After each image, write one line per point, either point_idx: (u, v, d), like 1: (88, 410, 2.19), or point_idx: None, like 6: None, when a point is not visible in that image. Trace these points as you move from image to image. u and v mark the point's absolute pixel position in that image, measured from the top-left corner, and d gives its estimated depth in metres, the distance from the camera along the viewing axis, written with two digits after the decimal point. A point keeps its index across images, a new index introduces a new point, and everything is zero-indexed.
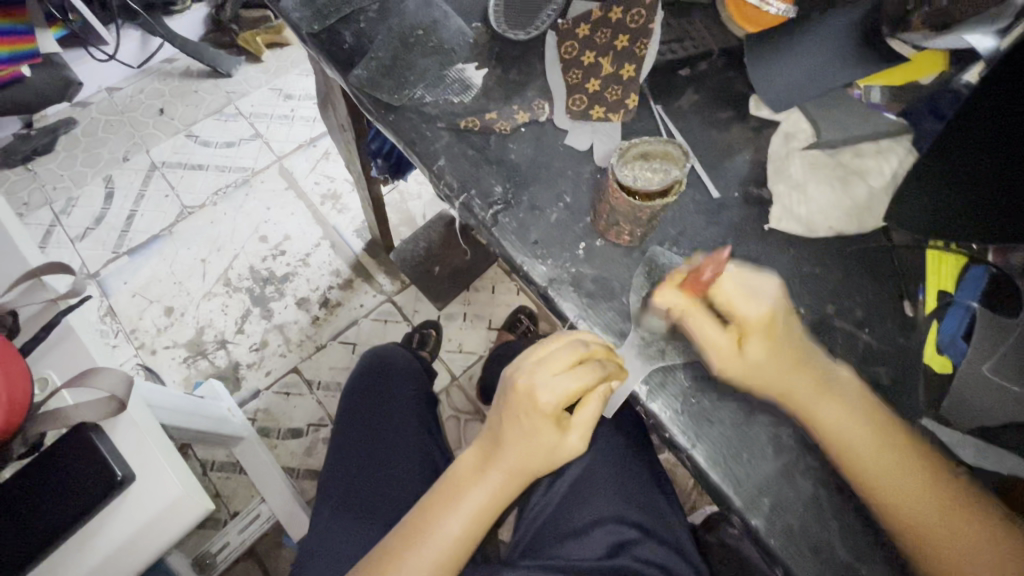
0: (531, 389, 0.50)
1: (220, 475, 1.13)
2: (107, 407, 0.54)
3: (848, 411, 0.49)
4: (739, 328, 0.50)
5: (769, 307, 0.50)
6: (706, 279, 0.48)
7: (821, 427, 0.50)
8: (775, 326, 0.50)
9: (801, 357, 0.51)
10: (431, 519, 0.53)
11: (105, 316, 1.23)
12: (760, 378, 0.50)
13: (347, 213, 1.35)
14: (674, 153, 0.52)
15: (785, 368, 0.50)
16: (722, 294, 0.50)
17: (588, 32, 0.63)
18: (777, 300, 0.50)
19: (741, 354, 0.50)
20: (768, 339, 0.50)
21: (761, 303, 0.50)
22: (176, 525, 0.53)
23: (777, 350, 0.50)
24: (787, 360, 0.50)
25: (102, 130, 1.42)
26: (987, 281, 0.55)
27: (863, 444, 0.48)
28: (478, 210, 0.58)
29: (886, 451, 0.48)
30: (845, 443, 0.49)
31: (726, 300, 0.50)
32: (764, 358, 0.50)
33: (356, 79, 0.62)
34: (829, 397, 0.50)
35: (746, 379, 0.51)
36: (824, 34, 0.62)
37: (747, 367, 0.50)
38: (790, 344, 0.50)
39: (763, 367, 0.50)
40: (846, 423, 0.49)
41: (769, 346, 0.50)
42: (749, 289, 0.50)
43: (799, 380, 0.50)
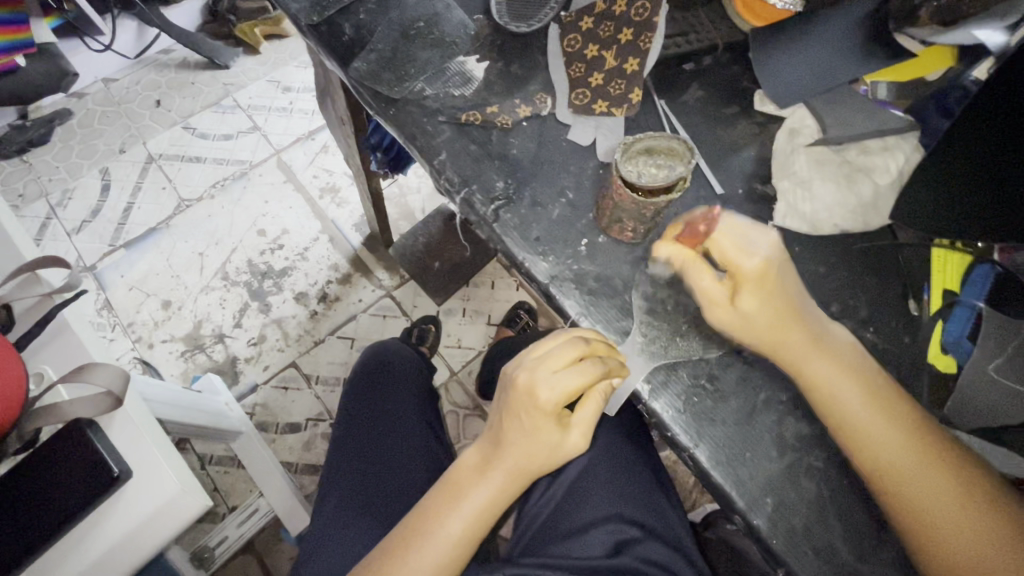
0: (531, 386, 0.50)
1: (218, 470, 1.13)
2: (104, 402, 0.53)
3: (846, 375, 0.49)
4: (734, 282, 0.49)
5: (764, 258, 0.48)
6: (700, 231, 0.50)
7: (818, 389, 0.49)
8: (772, 277, 0.48)
9: (800, 313, 0.49)
10: (432, 519, 0.53)
11: (101, 310, 1.22)
12: (756, 332, 0.49)
13: (345, 207, 1.34)
14: (678, 148, 0.52)
15: (784, 321, 0.49)
16: (716, 246, 0.48)
17: (591, 24, 0.62)
18: (774, 249, 0.48)
19: (734, 306, 0.49)
20: (761, 290, 0.48)
21: (755, 256, 0.48)
22: (174, 521, 0.52)
23: (772, 302, 0.49)
24: (786, 315, 0.49)
25: (98, 121, 1.41)
26: (992, 281, 0.54)
27: (858, 408, 0.48)
28: (479, 206, 0.57)
29: (882, 419, 0.48)
30: (840, 408, 0.48)
31: (720, 253, 0.48)
32: (758, 310, 0.49)
33: (356, 72, 0.61)
34: (828, 358, 0.49)
35: (741, 331, 0.50)
36: (831, 28, 0.61)
37: (740, 318, 0.49)
38: (787, 297, 0.49)
39: (757, 319, 0.49)
40: (844, 386, 0.48)
41: (762, 299, 0.49)
42: (743, 241, 0.48)
43: (798, 337, 0.49)
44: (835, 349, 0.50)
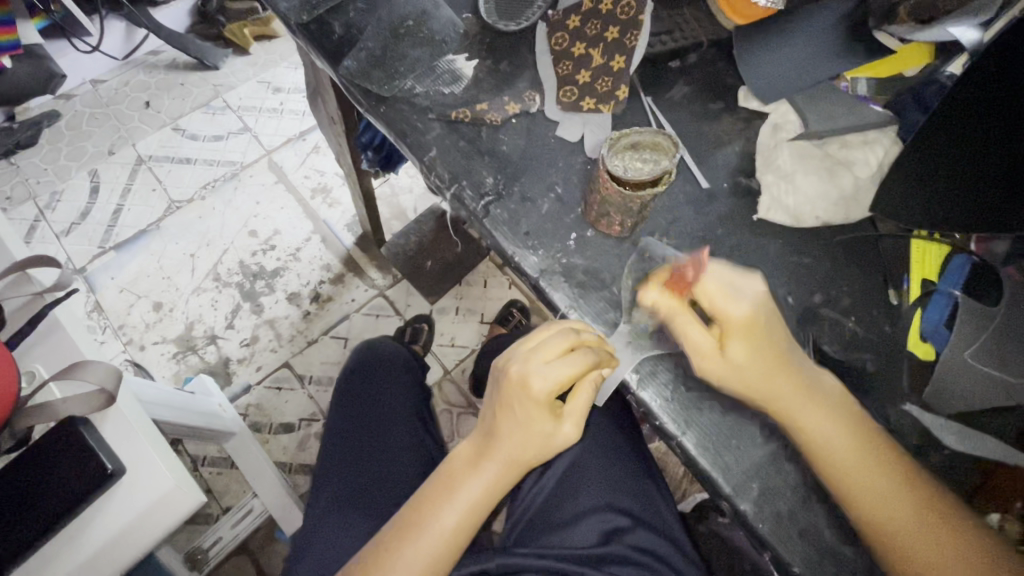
0: (524, 377, 0.50)
1: (211, 471, 1.13)
2: (96, 400, 0.53)
3: (850, 441, 0.49)
4: (722, 330, 0.51)
5: (750, 307, 0.49)
6: (689, 277, 0.53)
7: (817, 454, 0.49)
8: (760, 327, 0.50)
9: (794, 370, 0.50)
10: (426, 511, 0.53)
11: (92, 312, 1.21)
12: (748, 384, 0.50)
13: (338, 208, 1.34)
14: (664, 143, 0.53)
15: (771, 373, 0.50)
16: (704, 295, 0.50)
17: (578, 23, 0.64)
18: (760, 300, 0.50)
19: (724, 357, 0.50)
20: (750, 342, 0.50)
21: (742, 304, 0.49)
22: (168, 516, 0.52)
23: (759, 352, 0.50)
24: (772, 366, 0.50)
25: (86, 123, 1.40)
26: (969, 270, 0.56)
27: (847, 456, 0.48)
28: (469, 201, 0.58)
29: (885, 487, 0.48)
30: (845, 474, 0.48)
31: (709, 300, 0.50)
32: (747, 361, 0.50)
33: (345, 70, 0.62)
34: (830, 421, 0.49)
35: (733, 383, 0.50)
36: (809, 28, 0.63)
37: (727, 369, 0.50)
38: (774, 346, 0.50)
39: (747, 373, 0.50)
40: (846, 453, 0.48)
41: (752, 350, 0.50)
42: (730, 289, 0.50)
43: (795, 399, 0.50)
44: (841, 412, 0.50)
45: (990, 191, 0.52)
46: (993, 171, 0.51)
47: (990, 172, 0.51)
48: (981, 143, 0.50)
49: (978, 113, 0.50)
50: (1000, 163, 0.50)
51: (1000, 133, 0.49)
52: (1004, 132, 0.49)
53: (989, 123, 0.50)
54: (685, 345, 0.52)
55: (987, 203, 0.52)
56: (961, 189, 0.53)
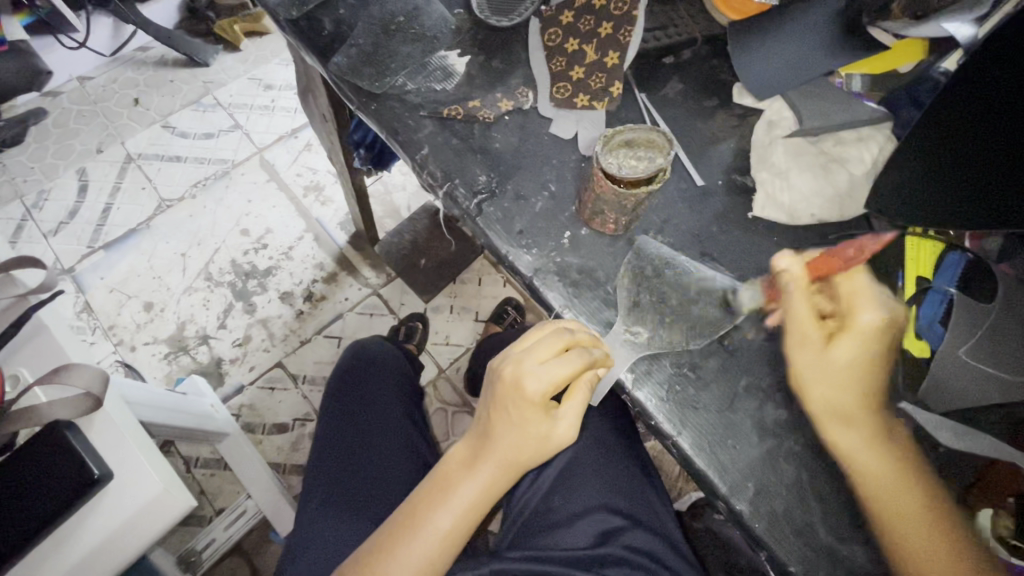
0: (518, 378, 0.50)
1: (204, 472, 1.12)
2: (84, 404, 0.53)
3: (898, 473, 0.48)
4: (839, 327, 0.50)
5: (884, 317, 0.49)
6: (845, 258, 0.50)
7: (864, 477, 0.48)
8: (882, 340, 0.49)
9: (877, 397, 0.49)
10: (420, 514, 0.53)
11: (81, 313, 1.20)
12: (838, 386, 0.49)
13: (330, 206, 1.33)
14: (657, 140, 0.52)
15: (856, 383, 0.49)
16: (845, 289, 0.50)
17: (571, 18, 0.63)
18: (892, 315, 0.49)
19: (827, 353, 0.49)
20: (863, 348, 0.49)
21: (875, 311, 0.49)
22: (156, 521, 0.52)
23: (862, 362, 0.49)
24: (864, 378, 0.49)
25: (74, 120, 1.38)
26: (964, 267, 0.56)
27: (886, 479, 0.48)
28: (462, 200, 0.58)
29: (923, 523, 0.47)
30: (887, 502, 0.47)
31: (847, 295, 0.50)
32: (847, 365, 0.49)
33: (336, 67, 0.61)
34: (885, 452, 0.48)
35: (818, 379, 0.50)
36: (804, 23, 0.63)
37: (825, 364, 0.49)
38: (875, 364, 0.49)
39: (843, 374, 0.49)
40: (894, 484, 0.48)
41: (859, 359, 0.49)
42: (870, 295, 0.49)
43: (865, 422, 0.49)
44: (896, 446, 0.49)
45: (987, 183, 0.50)
46: (990, 163, 0.49)
47: (987, 164, 0.49)
48: (977, 133, 0.49)
49: (973, 103, 0.49)
50: (996, 155, 0.49)
51: (996, 123, 0.48)
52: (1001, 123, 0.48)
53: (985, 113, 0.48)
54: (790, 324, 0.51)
55: (980, 196, 0.51)
56: (957, 180, 0.52)
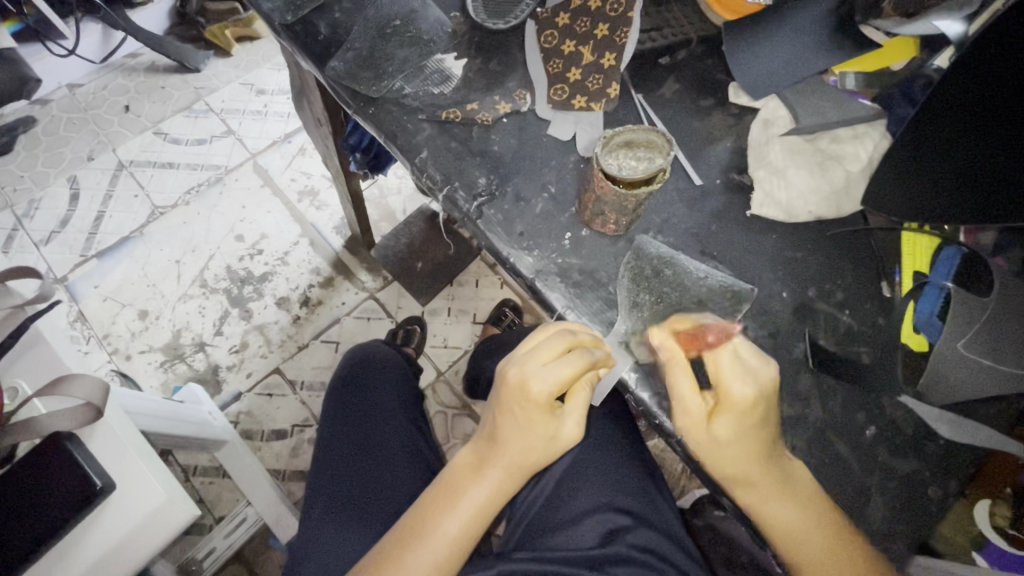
0: (523, 381, 0.49)
1: (203, 480, 1.11)
2: (83, 414, 0.52)
3: (806, 518, 0.49)
4: (716, 402, 0.48)
5: (753, 390, 0.47)
6: (711, 341, 0.51)
7: (774, 525, 0.49)
8: (758, 414, 0.47)
9: (773, 461, 0.49)
10: (428, 519, 0.53)
11: (75, 322, 1.19)
12: (728, 461, 0.48)
13: (326, 210, 1.32)
14: (657, 141, 0.52)
15: (751, 456, 0.48)
16: (715, 360, 0.49)
17: (567, 20, 0.63)
18: (767, 387, 0.47)
19: (709, 431, 0.48)
20: (740, 423, 0.47)
21: (745, 384, 0.47)
22: (161, 532, 0.51)
23: (748, 434, 0.47)
24: (754, 452, 0.48)
25: (64, 128, 1.37)
26: (960, 259, 0.57)
27: (794, 524, 0.49)
28: (462, 202, 0.58)
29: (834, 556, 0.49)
30: (798, 543, 0.49)
31: (717, 369, 0.48)
32: (733, 442, 0.48)
33: (333, 71, 0.61)
34: (792, 503, 0.49)
35: (707, 454, 0.49)
36: (797, 23, 0.63)
37: (712, 442, 0.48)
38: (761, 435, 0.48)
39: (731, 451, 0.48)
40: (805, 527, 0.49)
41: (740, 434, 0.47)
42: (743, 368, 0.48)
43: (767, 485, 0.48)
44: (802, 494, 0.49)
45: (990, 182, 0.51)
46: (995, 167, 0.50)
47: (993, 167, 0.50)
48: (975, 138, 0.50)
49: (959, 105, 0.50)
50: (1000, 160, 0.50)
51: (1000, 131, 0.49)
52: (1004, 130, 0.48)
53: (987, 124, 0.49)
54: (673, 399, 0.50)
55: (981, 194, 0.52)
56: (957, 178, 0.53)
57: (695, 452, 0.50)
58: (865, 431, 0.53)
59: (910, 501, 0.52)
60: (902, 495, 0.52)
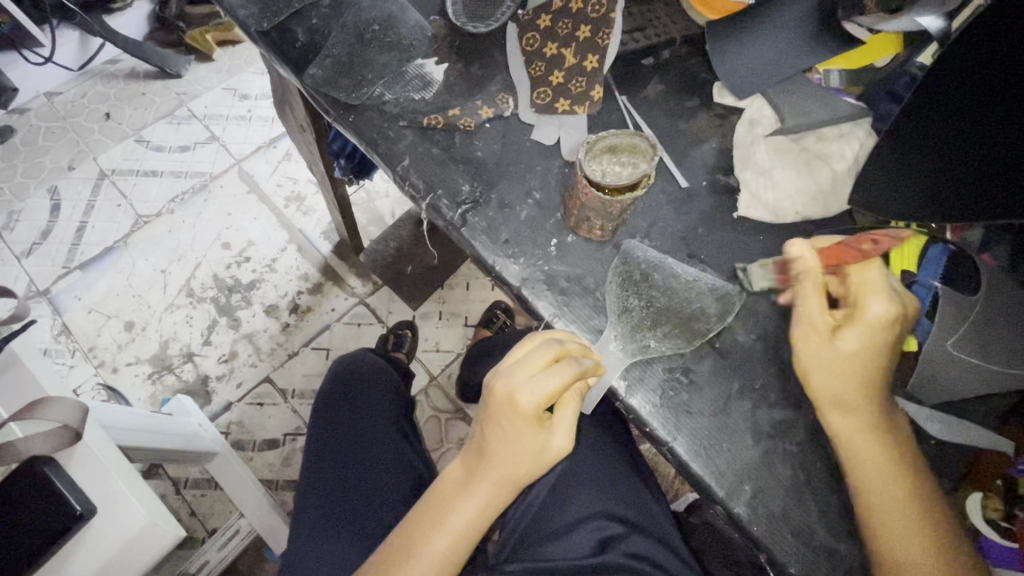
0: (510, 394, 0.48)
1: (194, 493, 1.10)
2: (60, 438, 0.51)
3: (893, 461, 0.48)
4: (846, 317, 0.49)
5: (895, 310, 0.47)
6: (865, 250, 0.50)
7: (851, 460, 0.49)
8: (890, 332, 0.48)
9: (881, 390, 0.49)
10: (417, 536, 0.52)
11: (59, 336, 1.17)
12: (843, 376, 0.48)
13: (313, 215, 1.31)
14: (641, 146, 0.51)
15: (867, 374, 0.48)
16: (858, 277, 0.49)
17: (549, 22, 0.62)
18: (905, 310, 0.48)
19: (834, 342, 0.48)
20: (869, 338, 0.48)
21: (887, 302, 0.47)
22: (143, 557, 0.50)
23: (872, 354, 0.48)
24: (871, 372, 0.48)
25: (43, 138, 1.35)
26: (946, 261, 0.56)
27: (875, 463, 0.48)
28: (446, 211, 0.57)
29: (910, 512, 0.47)
30: (872, 488, 0.48)
31: (859, 285, 0.49)
32: (855, 357, 0.48)
33: (311, 79, 0.60)
34: (879, 439, 0.48)
35: (819, 367, 0.49)
36: (782, 21, 0.62)
37: (833, 356, 0.48)
38: (881, 359, 0.48)
39: (846, 366, 0.48)
40: (887, 470, 0.48)
41: (865, 347, 0.48)
42: (890, 291, 0.48)
43: (864, 410, 0.48)
44: (893, 433, 0.49)
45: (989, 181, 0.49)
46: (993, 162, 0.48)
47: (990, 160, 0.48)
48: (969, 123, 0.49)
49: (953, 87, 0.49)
50: (999, 146, 0.47)
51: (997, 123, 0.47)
52: (1009, 120, 0.46)
53: (987, 111, 0.48)
54: (797, 315, 0.50)
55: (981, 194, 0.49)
56: (951, 174, 0.51)
57: (806, 368, 0.50)
58: None
59: None
60: None
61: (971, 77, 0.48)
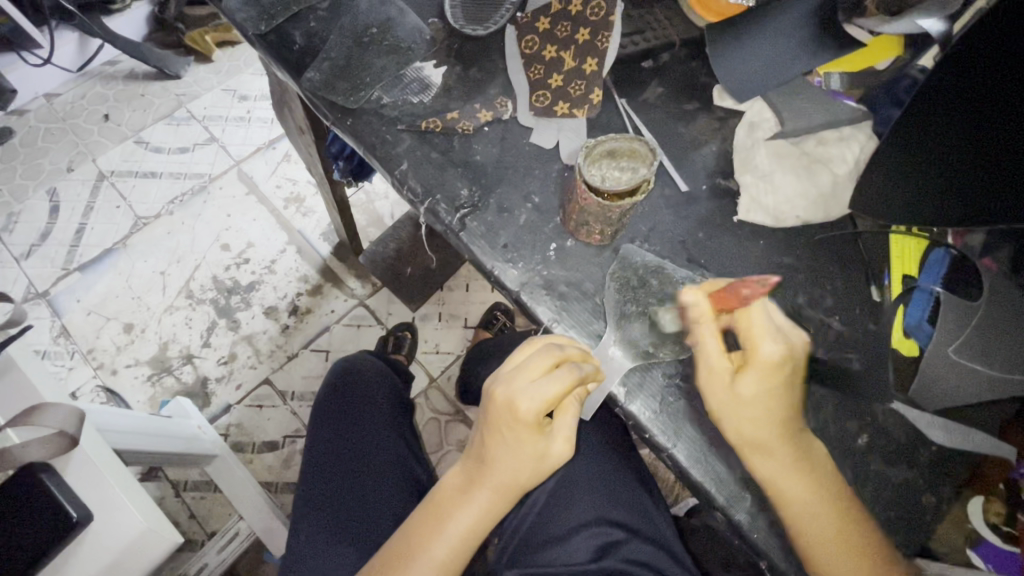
0: (511, 400, 0.48)
1: (194, 495, 1.10)
2: (57, 443, 0.51)
3: (822, 500, 0.48)
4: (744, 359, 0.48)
5: (785, 351, 0.47)
6: (745, 296, 0.47)
7: (784, 503, 0.48)
8: (784, 373, 0.47)
9: (795, 430, 0.48)
10: (417, 543, 0.52)
11: (59, 338, 1.17)
12: (748, 420, 0.47)
13: (312, 217, 1.31)
14: (640, 150, 0.51)
15: (772, 418, 0.47)
16: (747, 322, 0.48)
17: (548, 25, 0.62)
18: (800, 348, 0.48)
19: (733, 386, 0.48)
20: (766, 382, 0.47)
21: (776, 343, 0.47)
22: (141, 563, 0.50)
23: (775, 396, 0.47)
24: (778, 414, 0.47)
25: (42, 139, 1.35)
26: (947, 264, 0.57)
27: (808, 504, 0.47)
28: (444, 215, 0.57)
29: (847, 546, 0.47)
30: (807, 527, 0.47)
31: (749, 330, 0.48)
32: (754, 400, 0.47)
33: (309, 82, 0.59)
34: (805, 479, 0.48)
35: (726, 413, 0.48)
36: (782, 23, 0.62)
37: (733, 400, 0.48)
38: (785, 397, 0.48)
39: (753, 410, 0.47)
40: (810, 500, 0.47)
41: (768, 391, 0.47)
42: (778, 332, 0.48)
43: (782, 451, 0.48)
44: (815, 471, 0.48)
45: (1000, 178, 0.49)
46: (995, 160, 0.48)
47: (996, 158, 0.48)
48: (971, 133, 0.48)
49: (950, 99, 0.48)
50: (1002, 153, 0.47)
51: (993, 125, 0.47)
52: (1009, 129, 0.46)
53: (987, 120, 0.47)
54: (700, 359, 0.50)
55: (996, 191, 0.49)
56: (960, 178, 0.51)
57: (717, 413, 0.49)
58: (858, 439, 0.53)
59: (906, 509, 0.52)
60: (898, 503, 0.52)
61: (966, 89, 0.47)
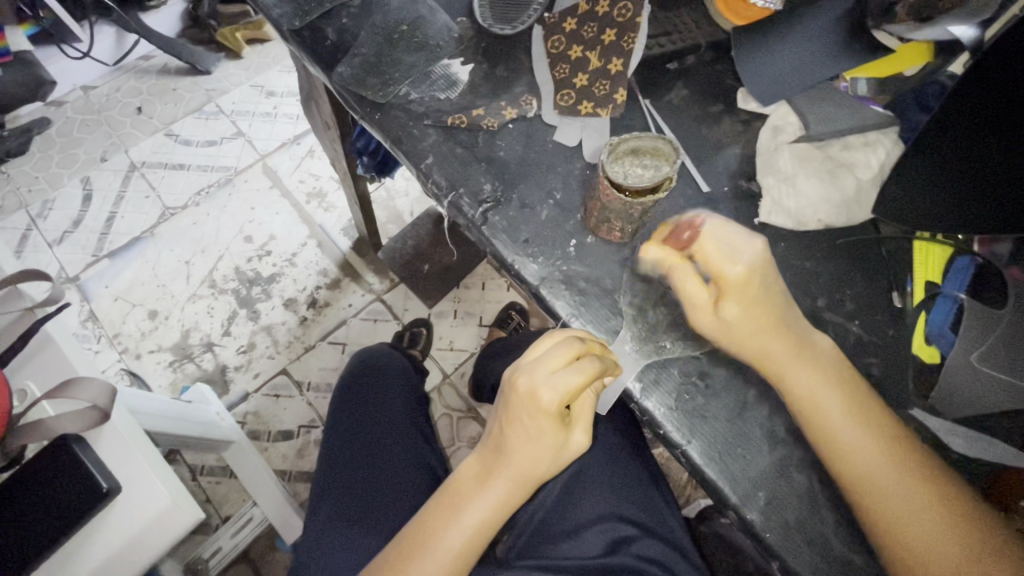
0: (531, 390, 0.49)
1: (210, 480, 1.12)
2: (90, 417, 0.53)
3: (835, 391, 0.49)
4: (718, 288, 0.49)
5: (748, 266, 0.47)
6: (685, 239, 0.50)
7: (799, 397, 0.50)
8: (756, 290, 0.48)
9: (789, 324, 0.50)
10: (431, 529, 0.53)
11: (86, 322, 1.20)
12: (737, 339, 0.50)
13: (333, 211, 1.33)
14: (664, 149, 0.52)
15: (761, 329, 0.49)
16: (702, 252, 0.48)
17: (574, 25, 0.63)
18: (757, 257, 0.47)
19: (717, 313, 0.50)
20: (746, 303, 0.48)
21: (738, 264, 0.47)
22: (162, 537, 0.51)
23: (755, 311, 0.49)
24: (765, 324, 0.49)
25: (78, 130, 1.39)
26: (972, 272, 0.56)
27: (824, 396, 0.49)
28: (467, 209, 0.57)
29: (876, 448, 0.48)
30: (824, 424, 0.49)
31: (705, 256, 0.48)
32: (738, 322, 0.49)
33: (339, 76, 0.61)
34: (813, 368, 0.50)
35: (722, 337, 0.51)
36: (808, 30, 0.62)
37: (721, 324, 0.50)
38: (768, 308, 0.49)
39: (739, 329, 0.49)
40: (826, 393, 0.49)
41: (747, 307, 0.48)
42: (729, 248, 0.48)
43: (783, 347, 0.50)
44: (824, 362, 0.50)
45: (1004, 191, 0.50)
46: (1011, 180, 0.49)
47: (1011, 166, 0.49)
48: (995, 146, 0.49)
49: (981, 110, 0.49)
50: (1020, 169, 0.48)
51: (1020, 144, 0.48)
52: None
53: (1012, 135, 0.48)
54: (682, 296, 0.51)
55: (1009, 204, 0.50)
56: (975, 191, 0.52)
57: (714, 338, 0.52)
58: None
59: None
60: None
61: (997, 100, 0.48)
